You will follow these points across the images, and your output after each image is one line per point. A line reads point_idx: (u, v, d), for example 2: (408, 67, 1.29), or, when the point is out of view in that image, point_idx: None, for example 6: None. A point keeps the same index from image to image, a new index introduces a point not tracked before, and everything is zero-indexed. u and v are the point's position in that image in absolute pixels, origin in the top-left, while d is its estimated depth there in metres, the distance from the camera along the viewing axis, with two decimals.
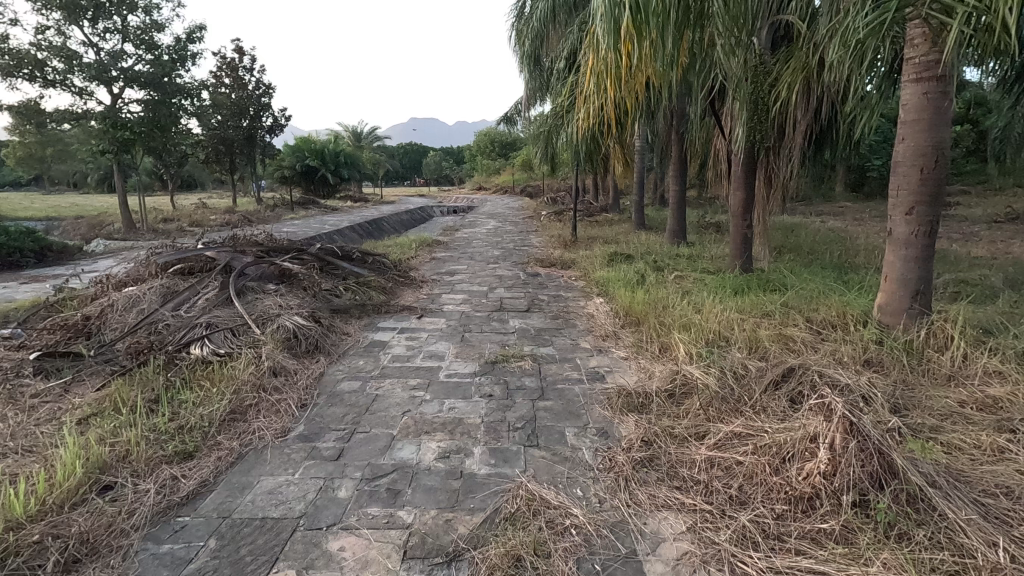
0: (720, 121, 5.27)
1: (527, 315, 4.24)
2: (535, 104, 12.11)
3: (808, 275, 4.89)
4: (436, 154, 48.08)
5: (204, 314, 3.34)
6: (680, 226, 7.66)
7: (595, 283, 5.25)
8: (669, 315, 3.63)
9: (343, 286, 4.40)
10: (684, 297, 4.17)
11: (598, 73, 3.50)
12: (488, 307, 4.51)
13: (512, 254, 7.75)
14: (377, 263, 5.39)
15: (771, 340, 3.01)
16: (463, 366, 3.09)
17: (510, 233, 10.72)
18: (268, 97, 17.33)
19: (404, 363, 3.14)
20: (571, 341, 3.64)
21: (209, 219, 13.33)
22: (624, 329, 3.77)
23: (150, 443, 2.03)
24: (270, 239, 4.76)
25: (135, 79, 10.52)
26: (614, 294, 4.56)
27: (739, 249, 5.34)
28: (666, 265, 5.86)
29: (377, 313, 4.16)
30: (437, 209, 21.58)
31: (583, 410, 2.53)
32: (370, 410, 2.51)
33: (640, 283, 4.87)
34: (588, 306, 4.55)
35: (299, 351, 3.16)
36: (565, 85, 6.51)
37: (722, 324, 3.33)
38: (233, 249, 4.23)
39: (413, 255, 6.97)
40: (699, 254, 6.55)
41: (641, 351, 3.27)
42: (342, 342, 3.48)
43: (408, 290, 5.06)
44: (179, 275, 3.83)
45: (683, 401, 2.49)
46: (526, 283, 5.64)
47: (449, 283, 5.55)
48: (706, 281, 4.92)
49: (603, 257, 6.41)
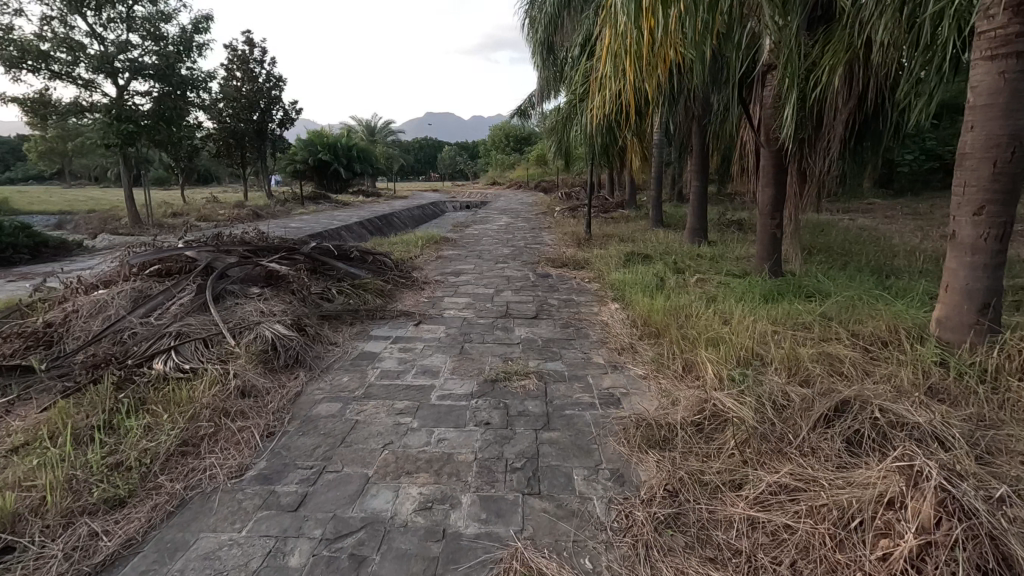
0: (748, 110, 4.83)
1: (535, 324, 3.86)
2: (548, 96, 11.69)
3: (846, 280, 4.45)
4: (451, 149, 47.87)
5: (174, 322, 3.02)
6: (701, 224, 7.22)
7: (611, 287, 4.84)
8: (694, 327, 3.24)
9: (336, 288, 4.07)
10: (710, 306, 3.76)
11: (617, 54, 3.11)
12: (492, 313, 4.14)
13: (523, 252, 7.38)
14: (376, 263, 5.06)
15: (813, 361, 2.61)
16: (459, 386, 2.73)
17: (522, 230, 10.31)
18: (279, 90, 17.12)
19: (394, 381, 2.78)
20: (582, 354, 3.26)
21: (218, 214, 13.13)
22: (642, 341, 3.37)
23: (73, 488, 1.71)
24: (260, 237, 4.45)
25: (140, 71, 10.28)
26: (632, 300, 4.16)
27: (768, 250, 4.90)
28: (688, 268, 5.43)
29: (372, 319, 3.82)
30: (450, 204, 21.24)
31: (595, 445, 2.15)
32: (345, 441, 2.15)
33: (661, 287, 4.46)
34: (602, 313, 4.15)
35: (276, 365, 2.83)
36: (580, 72, 6.09)
37: (754, 339, 2.92)
38: (216, 248, 3.91)
39: (418, 254, 6.63)
40: (723, 255, 6.10)
41: (663, 370, 2.88)
42: (328, 353, 3.15)
43: (408, 293, 4.70)
44: (155, 277, 3.52)
45: (714, 437, 2.09)
46: (536, 285, 5.26)
47: (453, 285, 5.19)
48: (734, 286, 4.49)
49: (619, 258, 6.00)
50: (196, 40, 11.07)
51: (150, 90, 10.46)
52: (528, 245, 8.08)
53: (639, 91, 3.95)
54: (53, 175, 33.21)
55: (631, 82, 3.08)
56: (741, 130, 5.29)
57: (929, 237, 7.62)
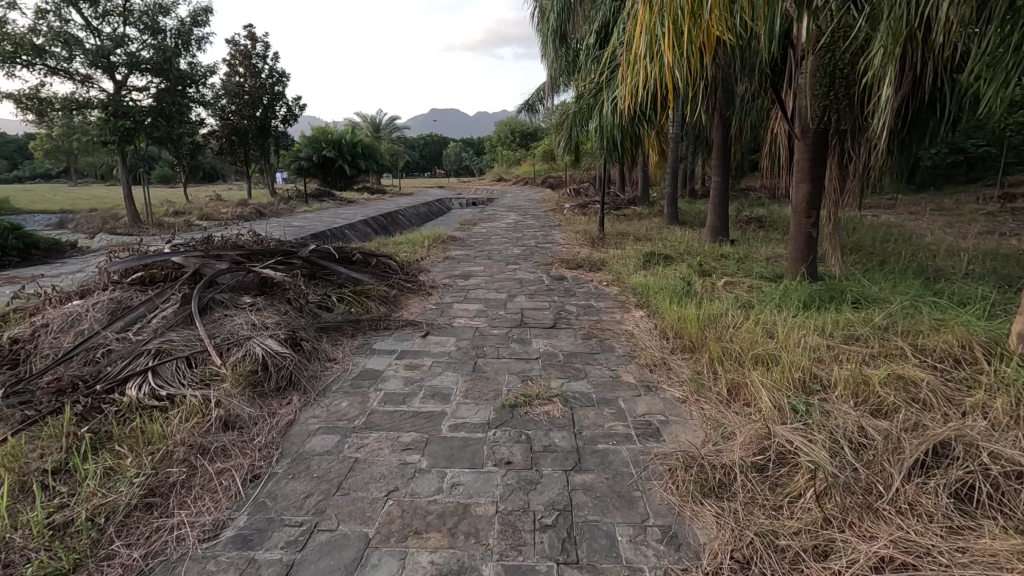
0: (782, 98, 4.45)
1: (554, 335, 3.52)
2: (558, 90, 11.32)
3: (891, 284, 4.08)
4: (457, 145, 47.58)
5: (154, 338, 2.69)
6: (721, 222, 6.86)
7: (633, 292, 4.49)
8: (734, 342, 2.89)
9: (337, 296, 3.74)
10: (746, 315, 3.43)
11: (652, 38, 2.75)
12: (506, 322, 3.79)
13: (535, 253, 7.04)
14: (381, 265, 4.74)
15: (883, 384, 2.25)
16: (473, 413, 2.39)
17: (531, 229, 9.98)
18: (282, 85, 16.78)
19: (399, 406, 2.45)
20: (609, 372, 2.92)
21: (220, 213, 12.82)
22: (676, 358, 3.03)
23: (3, 562, 1.39)
24: (255, 239, 4.12)
25: (137, 66, 9.98)
26: (660, 308, 3.81)
27: (803, 251, 4.55)
28: (715, 270, 5.07)
29: (375, 331, 3.48)
30: (456, 201, 20.89)
31: (638, 493, 1.81)
32: (341, 487, 1.82)
33: (689, 292, 4.11)
34: (626, 322, 3.80)
35: (267, 389, 2.50)
36: (596, 61, 5.71)
37: (808, 357, 2.57)
38: (205, 252, 3.58)
39: (425, 255, 6.31)
40: (749, 255, 5.75)
41: (705, 393, 2.54)
42: (327, 371, 2.83)
43: (414, 299, 4.37)
44: (138, 286, 3.21)
45: (784, 484, 1.74)
46: (551, 290, 4.92)
47: (462, 289, 4.85)
48: (769, 291, 4.13)
49: (638, 258, 5.65)
50: (195, 33, 10.75)
51: (149, 86, 10.16)
52: (539, 245, 7.74)
53: (670, 77, 3.60)
54: (61, 173, 33.21)
55: (668, 69, 2.72)
56: (772, 121, 4.91)
57: (964, 234, 7.20)
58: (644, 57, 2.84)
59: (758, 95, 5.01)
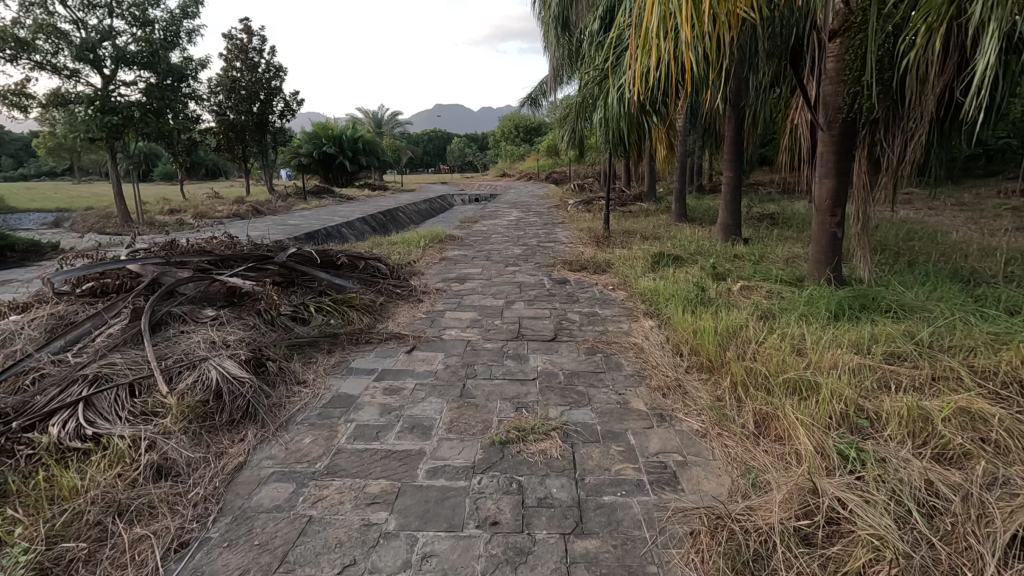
0: (806, 85, 4.06)
1: (553, 350, 3.15)
2: (561, 83, 10.92)
3: (928, 290, 3.69)
4: (460, 141, 47.24)
5: (94, 360, 2.34)
6: (733, 219, 6.47)
7: (642, 298, 4.12)
8: (759, 361, 2.53)
9: (314, 306, 3.39)
10: (768, 327, 3.06)
11: (666, 11, 2.34)
12: (500, 334, 3.43)
13: (536, 253, 6.68)
14: (368, 269, 4.40)
15: (945, 421, 1.88)
16: (457, 452, 2.03)
17: (533, 226, 9.60)
18: (280, 80, 16.45)
19: (370, 444, 2.09)
20: (615, 395, 2.57)
21: (215, 211, 12.51)
22: (692, 380, 2.66)
23: None
24: (228, 244, 3.78)
25: (126, 59, 9.61)
26: (673, 318, 3.45)
27: (827, 253, 4.17)
28: (730, 273, 4.68)
29: (355, 345, 3.13)
30: (458, 197, 20.52)
31: (653, 570, 1.45)
32: (286, 561, 1.47)
33: (703, 299, 3.74)
34: (634, 334, 3.43)
35: (218, 423, 2.15)
36: (601, 48, 5.30)
37: (850, 383, 2.20)
38: (167, 258, 3.24)
39: (419, 256, 5.97)
40: (766, 256, 5.36)
41: (728, 425, 2.18)
42: (293, 397, 2.48)
43: (403, 307, 4.02)
44: (87, 299, 2.88)
45: (840, 562, 1.38)
46: (552, 295, 4.55)
47: (455, 295, 4.49)
48: (793, 298, 3.76)
49: (646, 260, 5.28)
50: (185, 25, 10.39)
51: (139, 80, 9.80)
52: (541, 244, 7.39)
53: (684, 61, 3.21)
54: (64, 172, 33.08)
55: (684, 48, 2.32)
56: (792, 111, 4.51)
57: (991, 231, 6.79)
58: (657, 35, 2.44)
59: (776, 84, 4.62)
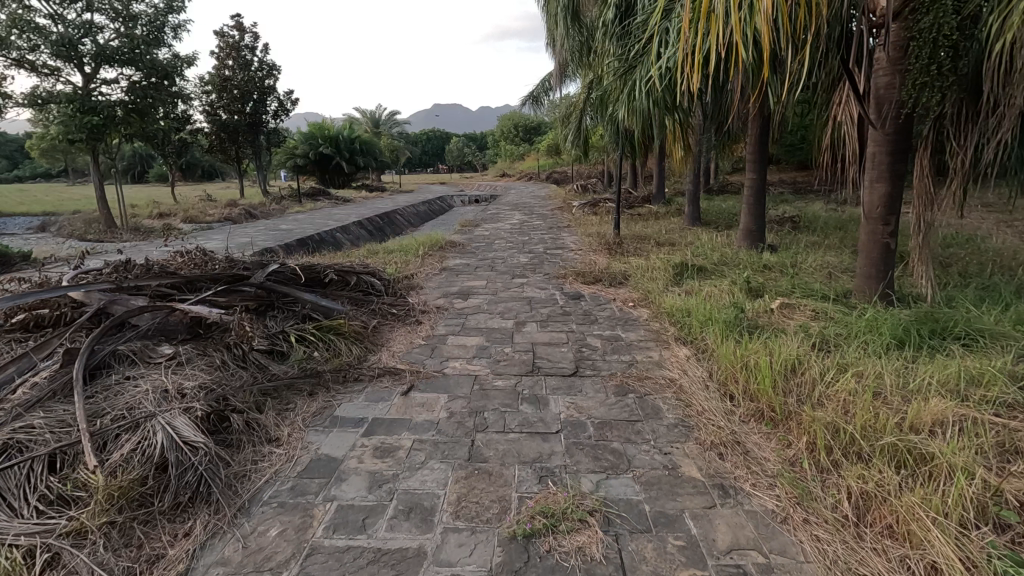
0: (857, 77, 3.57)
1: (576, 390, 2.66)
2: (566, 79, 10.44)
3: (1004, 310, 3.21)
4: (459, 141, 46.81)
5: (7, 422, 1.85)
6: (756, 225, 6.00)
7: (672, 320, 3.62)
8: (839, 414, 2.05)
9: (295, 336, 2.91)
10: (833, 361, 2.58)
11: None
12: (512, 367, 2.94)
13: (544, 261, 6.19)
14: (359, 287, 3.93)
15: None
16: (468, 552, 1.55)
17: (538, 230, 9.12)
18: (274, 78, 15.92)
19: (354, 539, 1.60)
20: (659, 456, 2.08)
21: (206, 215, 12.00)
22: (751, 435, 2.17)
23: None
24: (198, 263, 3.29)
25: (107, 56, 9.08)
26: (715, 349, 2.96)
27: (877, 268, 3.70)
28: (765, 287, 4.20)
29: (342, 386, 2.65)
30: (458, 199, 19.99)
31: None
32: None
33: (744, 324, 3.25)
34: (669, 367, 2.94)
35: (157, 509, 1.66)
36: (617, 38, 4.81)
37: (973, 452, 1.72)
38: (120, 282, 2.74)
39: (419, 267, 5.48)
40: (799, 267, 4.88)
41: (816, 507, 1.70)
42: (262, 461, 2.00)
43: (400, 330, 3.54)
44: (17, 336, 2.38)
45: None
46: (567, 313, 4.06)
47: (458, 314, 4.00)
48: (848, 321, 3.27)
49: (668, 271, 4.79)
50: (170, 19, 9.86)
51: (122, 79, 9.27)
52: (548, 251, 6.90)
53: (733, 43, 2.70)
54: (58, 172, 32.59)
55: None
56: (834, 108, 4.02)
57: None
58: None
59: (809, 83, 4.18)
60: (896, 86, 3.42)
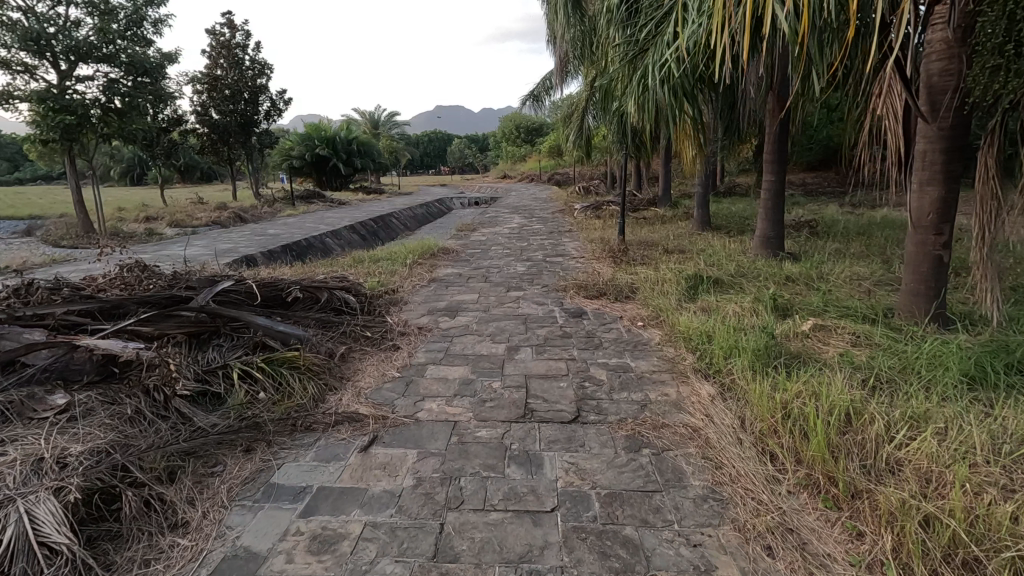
0: (906, 61, 3.04)
1: (577, 444, 2.14)
2: (567, 76, 9.93)
3: None
4: (461, 143, 46.39)
5: None
6: (774, 230, 5.48)
7: (689, 346, 3.11)
8: (932, 498, 1.54)
9: (235, 372, 2.41)
10: (899, 410, 2.07)
11: None
12: (500, 411, 2.42)
13: (544, 270, 5.70)
14: (328, 305, 3.43)
15: None
16: None
17: (538, 235, 8.63)
18: (265, 78, 15.47)
19: None
20: (689, 550, 1.56)
21: (194, 219, 11.51)
22: (807, 518, 1.67)
23: None
24: (128, 285, 2.80)
25: (83, 53, 8.60)
26: (746, 389, 2.45)
27: (928, 284, 3.18)
28: (793, 304, 3.68)
29: (288, 438, 2.15)
30: (457, 201, 19.51)
31: None
32: None
33: (775, 354, 2.74)
34: (689, 410, 2.42)
35: None
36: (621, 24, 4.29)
37: None
38: (15, 313, 2.24)
39: (406, 279, 4.98)
40: (827, 279, 4.37)
41: None
42: (159, 562, 1.50)
43: (371, 358, 3.03)
44: None
45: None
46: (567, 335, 3.55)
47: (443, 336, 3.48)
48: (900, 352, 2.76)
49: (679, 285, 4.28)
50: (151, 14, 9.41)
51: (99, 76, 8.78)
52: (548, 259, 6.39)
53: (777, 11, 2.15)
54: (59, 177, 32.37)
55: None
56: (874, 98, 3.49)
57: None
58: None
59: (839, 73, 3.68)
60: (953, 71, 2.91)
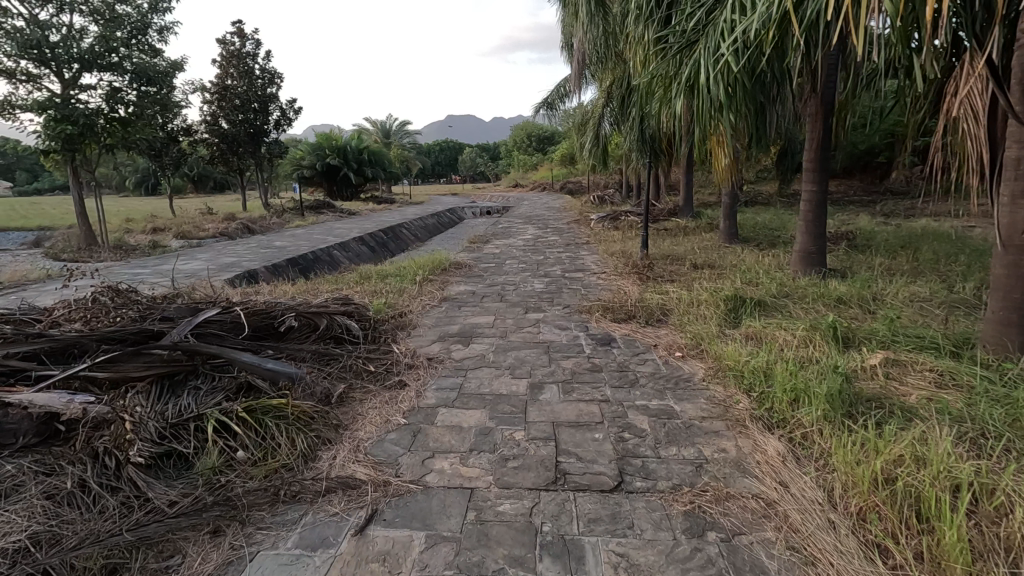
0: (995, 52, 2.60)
1: (624, 525, 1.71)
2: (583, 82, 9.55)
3: None
4: (472, 152, 46.22)
5: None
6: (816, 244, 5.00)
7: (742, 386, 2.66)
8: None
9: (207, 424, 2.01)
10: None
11: None
12: (527, 474, 2.00)
13: (564, 288, 5.28)
14: (325, 335, 3.04)
15: None
16: None
17: (554, 248, 8.22)
18: (275, 86, 15.25)
19: None
20: None
21: (201, 230, 11.24)
22: None
23: None
24: (94, 318, 2.44)
25: (86, 60, 8.36)
26: (828, 448, 2.00)
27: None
28: (853, 332, 3.23)
29: (267, 513, 1.74)
30: (469, 211, 19.17)
31: None
32: None
33: (853, 400, 2.28)
34: (758, 474, 1.98)
35: None
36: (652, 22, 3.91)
37: None
38: None
39: (415, 299, 4.58)
40: (883, 301, 3.90)
41: None
42: None
43: (372, 399, 2.62)
44: None
45: None
46: (597, 368, 3.12)
47: (456, 370, 3.07)
48: (1003, 397, 2.30)
49: (717, 308, 3.84)
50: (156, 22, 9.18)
51: (102, 85, 8.55)
52: (568, 275, 5.97)
53: None
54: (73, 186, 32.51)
55: None
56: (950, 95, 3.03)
57: None
58: None
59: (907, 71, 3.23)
60: None
